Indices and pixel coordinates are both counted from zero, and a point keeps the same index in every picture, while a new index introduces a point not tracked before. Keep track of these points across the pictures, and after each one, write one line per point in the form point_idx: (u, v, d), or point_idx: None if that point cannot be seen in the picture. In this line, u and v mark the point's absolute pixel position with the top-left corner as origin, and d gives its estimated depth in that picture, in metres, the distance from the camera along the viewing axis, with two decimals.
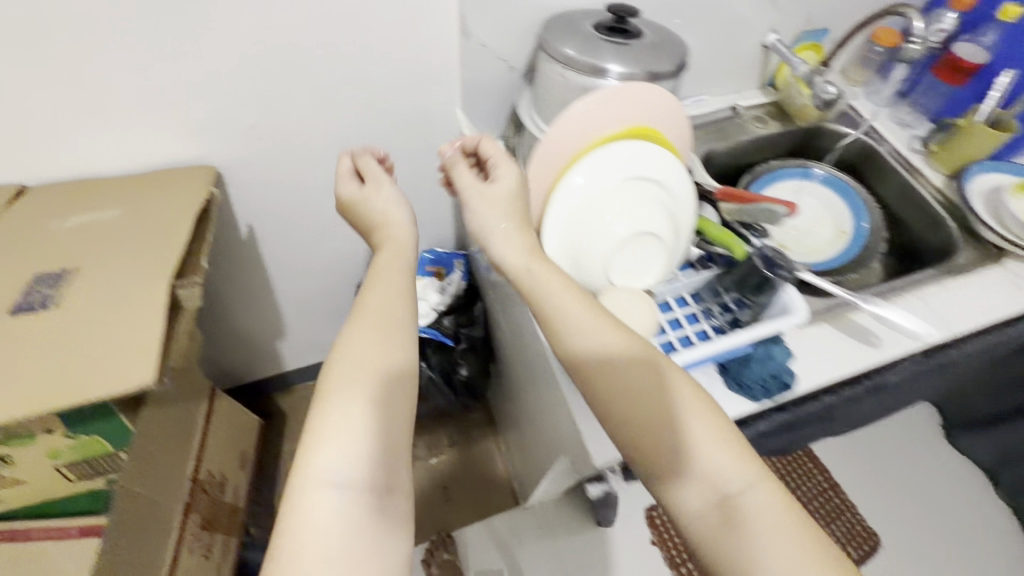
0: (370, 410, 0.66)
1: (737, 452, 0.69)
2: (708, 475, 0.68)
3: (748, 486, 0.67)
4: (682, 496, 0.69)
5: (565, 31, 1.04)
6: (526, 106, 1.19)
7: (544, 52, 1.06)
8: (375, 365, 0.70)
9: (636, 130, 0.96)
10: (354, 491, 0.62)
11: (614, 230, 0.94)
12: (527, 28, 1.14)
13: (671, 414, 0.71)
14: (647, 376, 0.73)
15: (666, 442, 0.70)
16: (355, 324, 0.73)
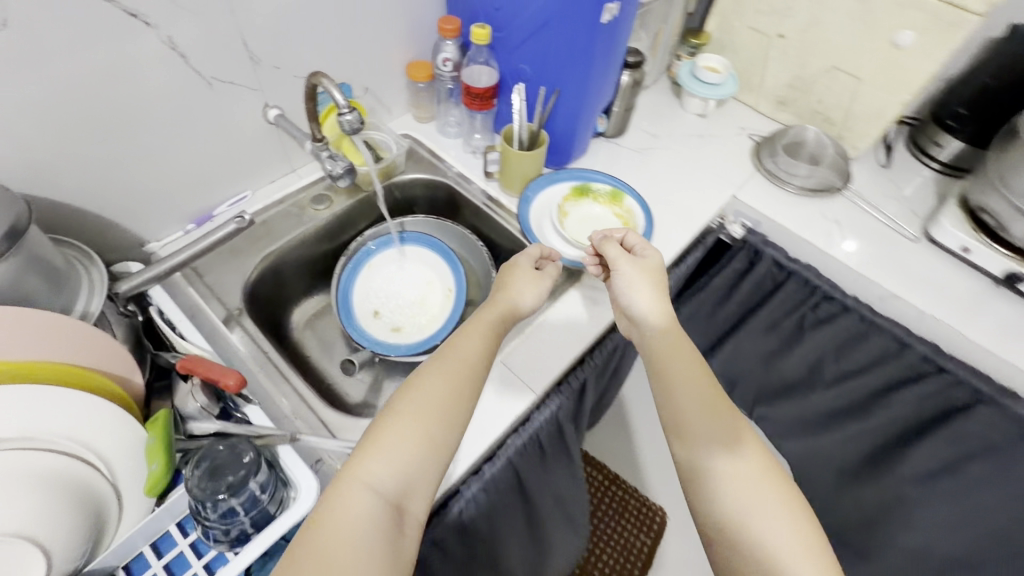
0: (434, 418, 0.61)
1: (789, 514, 0.56)
2: (767, 532, 0.54)
3: (799, 561, 0.53)
4: (717, 526, 0.56)
5: (270, 155, 0.91)
6: (274, 206, 0.91)
7: (252, 146, 0.87)
8: (427, 388, 0.63)
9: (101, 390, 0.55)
10: (393, 508, 0.56)
11: (416, 286, 0.96)
12: (256, 72, 0.79)
13: (741, 450, 0.60)
14: (735, 440, 0.60)
15: (731, 501, 0.56)
16: (444, 359, 0.67)
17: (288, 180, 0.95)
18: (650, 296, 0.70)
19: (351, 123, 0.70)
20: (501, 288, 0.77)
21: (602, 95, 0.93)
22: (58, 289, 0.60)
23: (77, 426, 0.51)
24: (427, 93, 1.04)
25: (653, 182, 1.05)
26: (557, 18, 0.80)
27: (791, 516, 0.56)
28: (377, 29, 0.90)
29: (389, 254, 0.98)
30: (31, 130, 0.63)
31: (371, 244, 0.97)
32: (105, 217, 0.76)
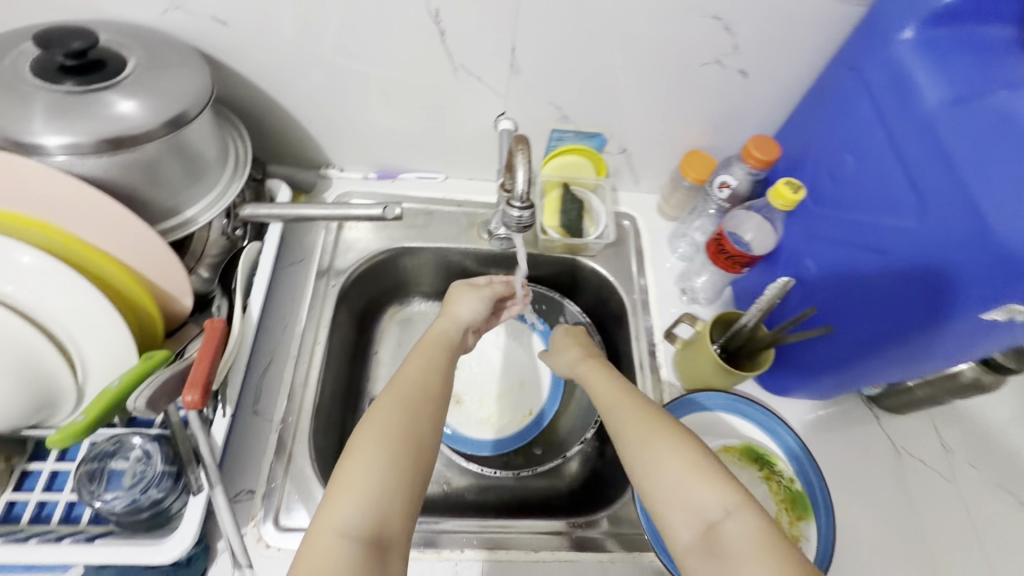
0: (403, 442, 0.48)
1: (715, 479, 0.45)
2: (688, 501, 0.45)
3: (727, 516, 0.43)
4: (669, 536, 0.45)
5: (481, 157, 0.80)
6: (447, 207, 0.82)
7: (469, 140, 0.77)
8: (387, 407, 0.50)
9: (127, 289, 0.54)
10: (374, 547, 0.43)
11: (508, 377, 0.82)
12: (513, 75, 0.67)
13: (647, 435, 0.50)
14: (636, 418, 0.52)
15: (650, 493, 0.47)
16: (393, 387, 0.53)
17: (483, 188, 0.84)
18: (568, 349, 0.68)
19: (512, 219, 0.56)
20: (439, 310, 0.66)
21: (893, 380, 0.59)
22: (190, 183, 0.59)
23: (75, 322, 0.50)
24: (688, 195, 0.79)
25: (887, 515, 0.65)
26: (901, 256, 0.50)
27: (714, 476, 0.45)
28: (671, 99, 0.70)
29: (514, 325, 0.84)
30: (285, 28, 0.62)
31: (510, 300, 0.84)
32: (306, 130, 0.75)
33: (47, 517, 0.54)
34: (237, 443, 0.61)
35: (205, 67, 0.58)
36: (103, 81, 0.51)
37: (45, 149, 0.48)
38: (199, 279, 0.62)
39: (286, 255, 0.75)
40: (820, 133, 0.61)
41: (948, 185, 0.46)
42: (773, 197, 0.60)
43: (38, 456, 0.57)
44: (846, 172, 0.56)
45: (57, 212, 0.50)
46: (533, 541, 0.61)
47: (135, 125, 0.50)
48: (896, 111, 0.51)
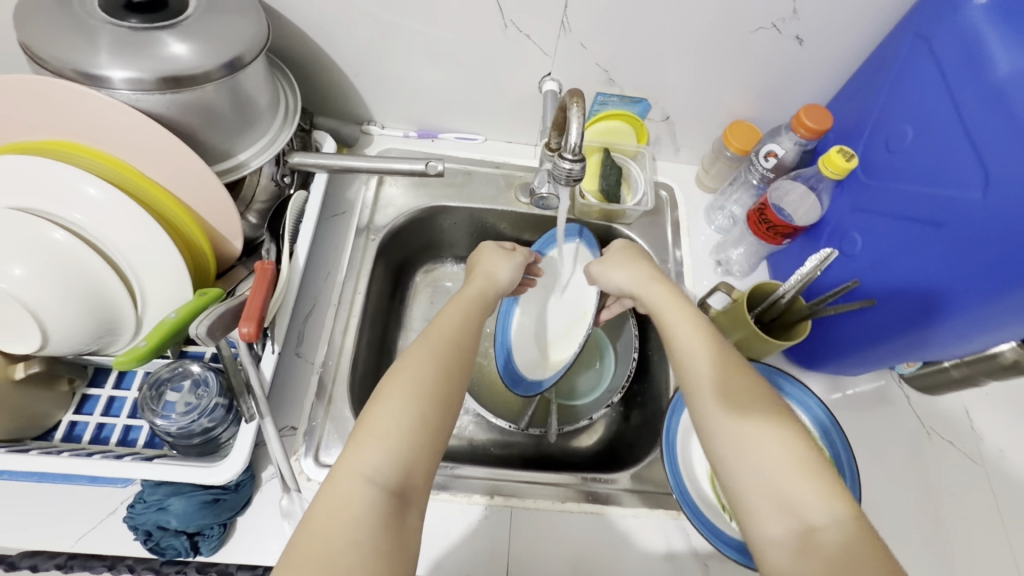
0: (433, 398, 0.47)
1: (823, 484, 0.43)
2: (785, 496, 0.43)
3: (831, 523, 0.41)
4: (754, 525, 0.44)
5: (521, 119, 0.80)
6: (485, 168, 0.83)
7: (512, 101, 0.77)
8: (419, 363, 0.49)
9: (178, 219, 0.56)
10: (397, 497, 0.43)
11: (568, 307, 0.74)
12: (563, 33, 0.66)
13: (750, 416, 0.47)
14: (739, 395, 0.49)
15: (740, 475, 0.45)
16: (427, 343, 0.51)
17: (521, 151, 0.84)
18: (624, 265, 0.64)
19: (562, 172, 0.55)
20: (469, 271, 0.64)
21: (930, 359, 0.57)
22: (243, 128, 0.60)
23: (136, 253, 0.53)
24: (730, 165, 0.78)
25: (912, 492, 0.66)
26: (959, 229, 0.49)
27: (821, 480, 0.43)
28: (721, 65, 0.68)
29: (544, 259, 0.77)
30: None
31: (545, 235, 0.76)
32: (351, 84, 0.76)
33: (106, 438, 0.58)
34: (281, 382, 0.64)
35: (261, 14, 0.58)
36: (166, 19, 0.52)
37: (108, 82, 0.49)
38: (249, 224, 0.65)
39: (328, 207, 0.76)
40: (881, 102, 0.59)
41: (1016, 157, 0.44)
42: (824, 165, 0.60)
43: (97, 383, 0.60)
44: (905, 143, 0.55)
45: (123, 146, 0.52)
46: (560, 494, 0.63)
47: (192, 66, 0.51)
48: (966, 81, 0.49)
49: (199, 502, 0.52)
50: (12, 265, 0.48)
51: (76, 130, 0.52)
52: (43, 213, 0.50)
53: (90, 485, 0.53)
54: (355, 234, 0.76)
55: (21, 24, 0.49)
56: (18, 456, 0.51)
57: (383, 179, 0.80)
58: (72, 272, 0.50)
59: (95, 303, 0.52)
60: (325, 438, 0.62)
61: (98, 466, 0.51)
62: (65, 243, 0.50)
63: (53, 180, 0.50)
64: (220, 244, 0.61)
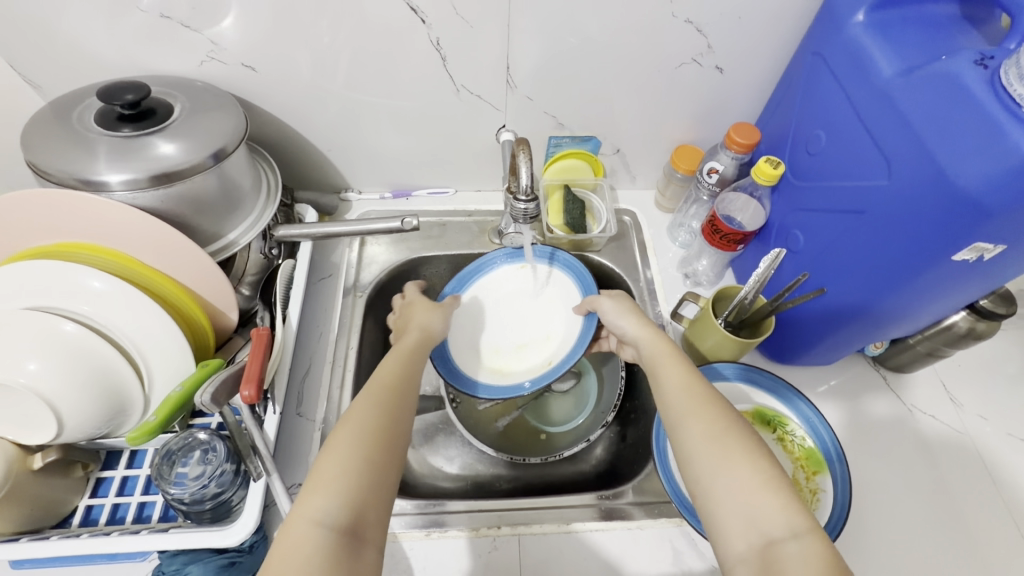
0: (376, 439, 0.48)
1: (785, 499, 0.45)
2: (748, 512, 0.45)
3: (790, 537, 0.43)
4: (722, 541, 0.46)
5: (486, 169, 0.87)
6: (458, 217, 0.89)
7: (477, 155, 0.84)
8: (364, 410, 0.50)
9: (173, 298, 0.60)
10: (349, 537, 0.43)
11: (531, 328, 0.77)
12: (511, 92, 0.74)
13: (716, 437, 0.49)
14: (709, 421, 0.51)
15: (706, 495, 0.48)
16: (370, 389, 0.53)
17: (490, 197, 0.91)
18: (632, 315, 0.65)
19: (519, 212, 0.61)
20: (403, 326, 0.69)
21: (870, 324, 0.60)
22: (230, 211, 0.65)
23: (139, 334, 0.57)
24: (682, 185, 0.84)
25: (905, 469, 0.68)
26: (878, 215, 0.54)
27: (781, 496, 0.45)
28: (656, 99, 0.76)
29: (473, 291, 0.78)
30: (308, 72, 0.70)
31: (463, 271, 0.78)
32: (327, 158, 0.83)
33: (122, 518, 0.60)
34: (286, 441, 0.67)
35: (239, 109, 0.65)
36: (155, 125, 0.59)
37: (107, 186, 0.55)
38: (242, 296, 0.70)
39: (316, 272, 0.81)
40: (796, 114, 0.67)
41: (908, 143, 0.50)
42: (756, 175, 0.67)
43: (110, 465, 0.63)
44: (821, 145, 0.62)
45: (123, 240, 0.58)
46: (563, 516, 0.65)
47: (181, 162, 0.57)
48: (858, 85, 0.56)
49: (216, 566, 0.55)
50: (27, 360, 0.52)
51: (81, 230, 0.58)
52: (53, 308, 0.55)
53: (109, 564, 0.56)
54: (343, 293, 0.80)
55: (28, 144, 0.56)
56: (40, 543, 0.53)
57: (364, 240, 0.85)
58: (83, 359, 0.54)
59: (105, 383, 0.55)
60: None
61: (117, 544, 0.53)
62: (75, 334, 0.54)
63: (62, 277, 0.55)
64: (217, 316, 0.65)
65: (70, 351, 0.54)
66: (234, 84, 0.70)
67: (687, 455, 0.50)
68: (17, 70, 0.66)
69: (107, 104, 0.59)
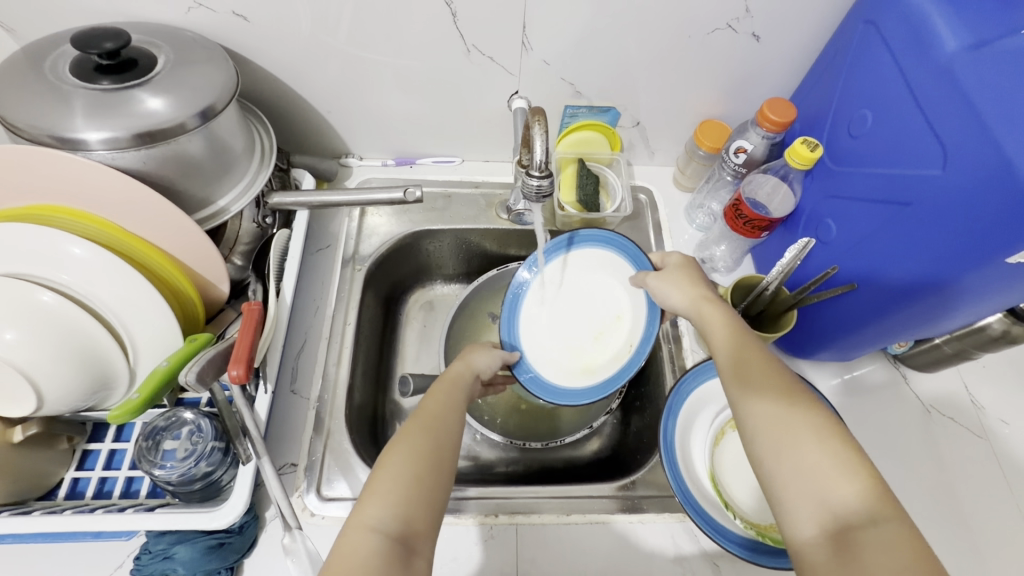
0: (431, 454, 0.47)
1: (858, 479, 0.41)
2: (819, 493, 0.41)
3: (867, 521, 0.39)
4: (791, 524, 0.42)
5: (497, 138, 0.81)
6: (465, 188, 0.84)
7: (488, 122, 0.78)
8: (418, 426, 0.50)
9: (159, 269, 0.56)
10: (400, 545, 0.41)
11: (593, 310, 0.72)
12: (525, 53, 0.68)
13: (784, 418, 0.46)
14: (777, 401, 0.47)
15: (776, 478, 0.44)
16: (421, 411, 0.52)
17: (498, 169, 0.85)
18: (684, 289, 0.59)
19: (531, 189, 0.56)
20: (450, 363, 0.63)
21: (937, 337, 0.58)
22: (221, 175, 0.61)
23: (122, 307, 0.53)
24: (704, 164, 0.79)
25: (918, 473, 0.66)
26: (925, 206, 0.49)
27: (855, 478, 0.41)
28: (683, 68, 0.70)
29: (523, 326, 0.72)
30: (304, 23, 0.64)
31: (505, 314, 0.72)
32: (326, 121, 0.77)
33: (109, 492, 0.58)
34: (279, 419, 0.64)
35: (230, 63, 0.60)
36: (137, 77, 0.54)
37: (85, 145, 0.51)
38: (234, 266, 0.66)
39: (313, 242, 0.77)
40: (838, 91, 0.61)
41: (967, 130, 0.45)
42: (790, 156, 0.62)
43: (97, 437, 0.61)
44: (866, 127, 0.57)
45: (104, 204, 0.54)
46: (564, 506, 0.63)
47: (167, 120, 0.53)
48: (915, 61, 0.51)
49: (204, 547, 0.52)
50: (3, 330, 0.49)
51: (58, 193, 0.54)
52: (29, 276, 0.51)
53: (95, 540, 0.54)
54: (341, 265, 0.76)
55: None
56: (20, 518, 0.51)
57: (366, 210, 0.81)
58: (64, 331, 0.51)
59: (88, 356, 0.52)
60: (324, 474, 0.62)
61: (101, 523, 0.52)
62: (54, 305, 0.51)
63: (39, 244, 0.51)
64: (206, 288, 0.62)
65: (50, 323, 0.51)
66: (224, 35, 0.65)
67: (755, 433, 0.46)
68: None
69: (83, 53, 0.53)
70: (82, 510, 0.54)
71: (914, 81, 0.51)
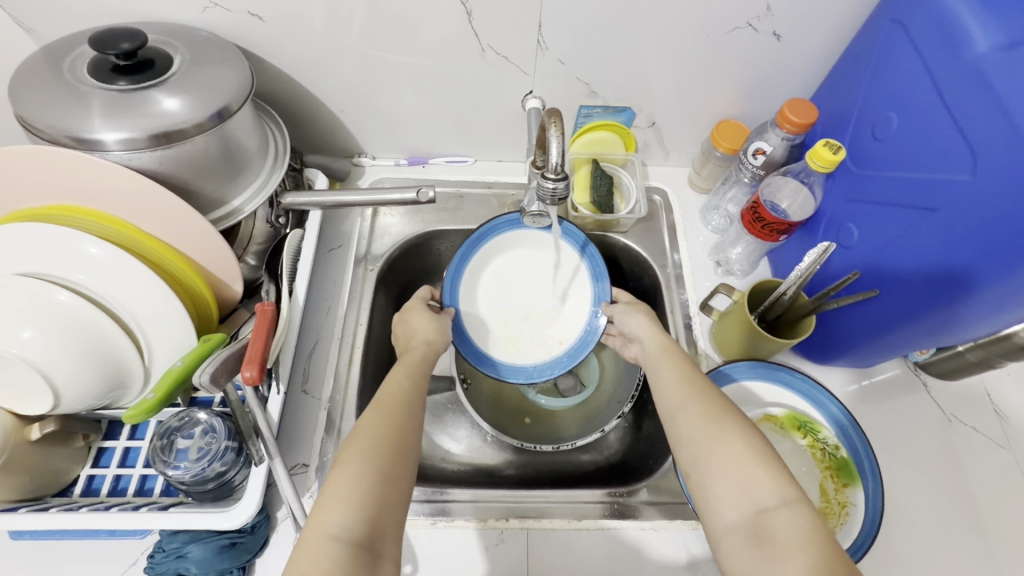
0: (390, 452, 0.46)
1: (775, 469, 0.43)
2: (739, 483, 0.43)
3: (781, 505, 0.41)
4: (713, 513, 0.44)
5: (509, 138, 0.81)
6: (477, 188, 0.83)
7: (501, 123, 0.78)
8: (377, 421, 0.49)
9: (173, 269, 0.57)
10: (365, 551, 0.41)
11: (542, 300, 0.75)
12: (540, 52, 0.67)
13: (710, 417, 0.48)
14: (705, 401, 0.50)
15: (702, 471, 0.46)
16: (380, 404, 0.51)
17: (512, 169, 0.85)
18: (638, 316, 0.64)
19: (547, 192, 0.55)
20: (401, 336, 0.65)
21: (923, 340, 0.57)
22: (233, 176, 0.61)
23: (138, 307, 0.54)
24: (721, 165, 0.78)
25: (939, 484, 0.64)
26: (954, 211, 0.48)
27: (771, 467, 0.44)
28: (700, 68, 0.69)
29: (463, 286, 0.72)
30: (319, 23, 0.64)
31: (448, 276, 0.71)
32: (339, 120, 0.77)
33: (124, 490, 0.58)
34: (291, 419, 0.65)
35: (245, 63, 0.60)
36: (154, 78, 0.54)
37: (103, 145, 0.51)
38: (248, 266, 0.67)
39: (325, 241, 0.77)
40: (862, 91, 0.60)
41: (1002, 134, 0.44)
42: (811, 159, 0.61)
43: (112, 435, 0.62)
44: (891, 129, 0.55)
45: (120, 204, 0.54)
46: (575, 511, 0.63)
47: (182, 120, 0.53)
48: (945, 62, 0.49)
49: (216, 547, 0.53)
50: (21, 329, 0.49)
51: (75, 192, 0.54)
52: (47, 276, 0.52)
53: (109, 538, 0.54)
54: (353, 265, 0.76)
55: (17, 97, 0.52)
56: (38, 515, 0.52)
57: (378, 209, 0.81)
58: (80, 330, 0.52)
59: (103, 355, 0.53)
60: None
61: (115, 522, 0.52)
62: (70, 305, 0.51)
63: (57, 244, 0.51)
64: (220, 288, 0.62)
65: (67, 323, 0.51)
66: (239, 34, 0.65)
67: (684, 431, 0.49)
68: (8, 12, 0.61)
69: (100, 53, 0.53)
70: (98, 508, 0.54)
71: (944, 82, 0.49)
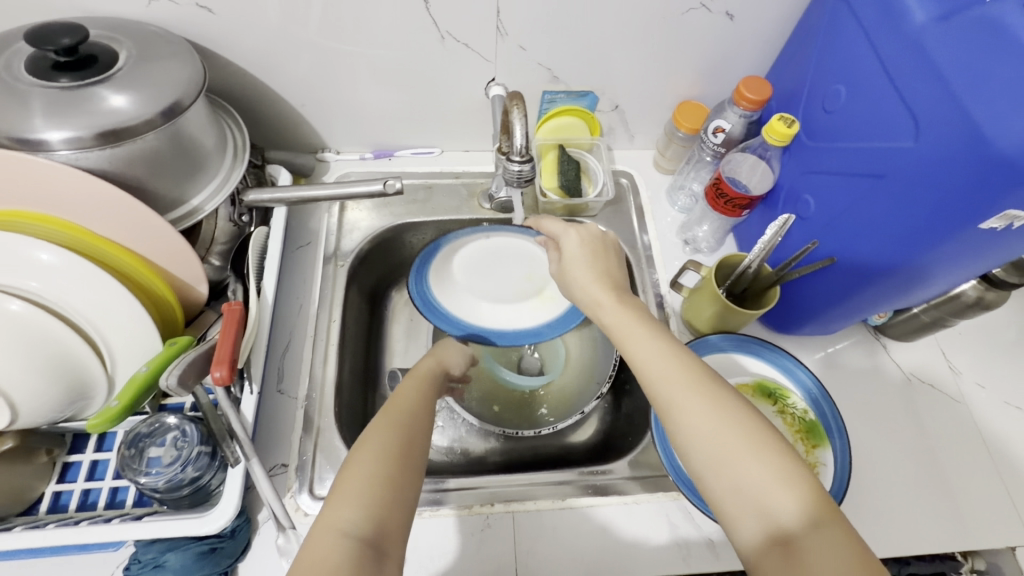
0: (399, 455, 0.47)
1: (799, 487, 0.42)
2: (763, 501, 0.42)
3: (810, 527, 0.41)
4: (736, 531, 0.43)
5: (476, 126, 0.80)
6: (446, 179, 0.83)
7: (467, 112, 0.78)
8: (388, 426, 0.49)
9: (132, 273, 0.55)
10: (372, 550, 0.41)
11: (510, 278, 0.74)
12: (501, 38, 0.67)
13: (725, 427, 0.46)
14: (714, 408, 0.47)
15: (723, 488, 0.44)
16: (388, 410, 0.52)
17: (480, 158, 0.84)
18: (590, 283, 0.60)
19: (513, 175, 0.56)
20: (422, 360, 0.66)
21: (894, 302, 0.60)
22: (191, 175, 0.59)
23: (96, 313, 0.52)
24: (684, 145, 0.79)
25: (902, 440, 0.67)
26: (899, 178, 0.50)
27: (798, 485, 0.43)
28: (659, 49, 0.70)
29: (431, 278, 0.71)
30: (273, 14, 0.62)
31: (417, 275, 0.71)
32: (300, 115, 0.75)
33: (94, 504, 0.56)
34: (266, 420, 0.63)
35: (196, 57, 0.58)
36: (98, 74, 0.52)
37: (47, 145, 0.49)
38: (212, 267, 0.65)
39: (292, 239, 0.76)
40: (811, 67, 0.62)
41: (939, 100, 0.46)
42: (767, 134, 0.63)
43: (78, 448, 0.59)
44: (840, 102, 0.57)
45: (71, 206, 0.52)
46: (560, 491, 0.63)
47: (133, 117, 0.51)
48: (886, 34, 0.51)
49: (195, 553, 0.51)
50: None
51: (20, 196, 0.51)
52: None
53: (81, 553, 0.53)
54: (322, 261, 0.75)
55: None
56: (1, 535, 0.50)
57: (345, 205, 0.80)
58: (35, 340, 0.49)
59: (62, 364, 0.51)
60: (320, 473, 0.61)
61: (85, 536, 0.50)
62: (23, 313, 0.49)
63: (2, 251, 0.49)
64: (184, 290, 0.60)
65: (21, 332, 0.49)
66: (189, 28, 0.62)
67: (695, 443, 0.46)
68: None
69: (38, 50, 0.51)
70: (66, 523, 0.52)
71: (886, 53, 0.51)
